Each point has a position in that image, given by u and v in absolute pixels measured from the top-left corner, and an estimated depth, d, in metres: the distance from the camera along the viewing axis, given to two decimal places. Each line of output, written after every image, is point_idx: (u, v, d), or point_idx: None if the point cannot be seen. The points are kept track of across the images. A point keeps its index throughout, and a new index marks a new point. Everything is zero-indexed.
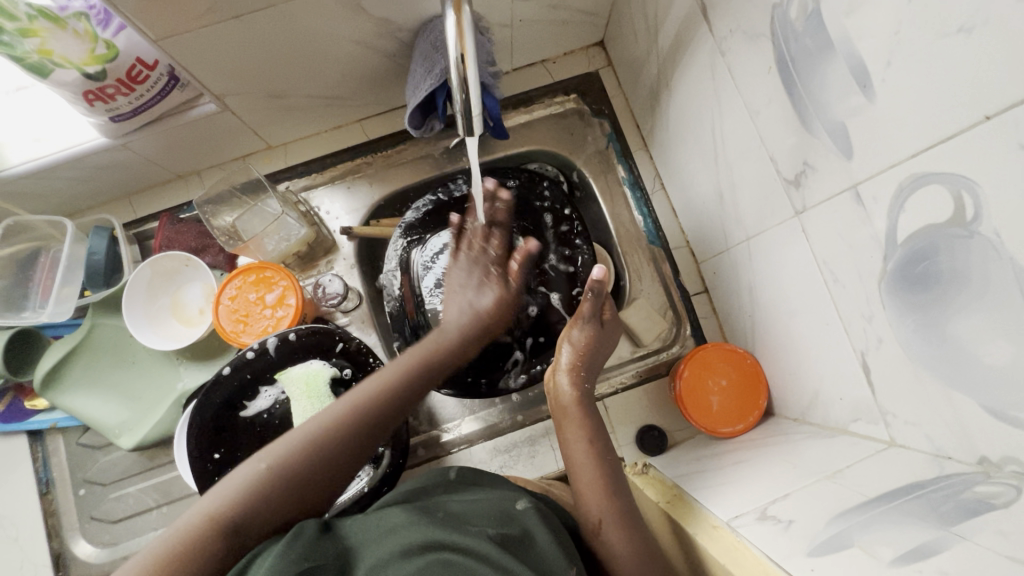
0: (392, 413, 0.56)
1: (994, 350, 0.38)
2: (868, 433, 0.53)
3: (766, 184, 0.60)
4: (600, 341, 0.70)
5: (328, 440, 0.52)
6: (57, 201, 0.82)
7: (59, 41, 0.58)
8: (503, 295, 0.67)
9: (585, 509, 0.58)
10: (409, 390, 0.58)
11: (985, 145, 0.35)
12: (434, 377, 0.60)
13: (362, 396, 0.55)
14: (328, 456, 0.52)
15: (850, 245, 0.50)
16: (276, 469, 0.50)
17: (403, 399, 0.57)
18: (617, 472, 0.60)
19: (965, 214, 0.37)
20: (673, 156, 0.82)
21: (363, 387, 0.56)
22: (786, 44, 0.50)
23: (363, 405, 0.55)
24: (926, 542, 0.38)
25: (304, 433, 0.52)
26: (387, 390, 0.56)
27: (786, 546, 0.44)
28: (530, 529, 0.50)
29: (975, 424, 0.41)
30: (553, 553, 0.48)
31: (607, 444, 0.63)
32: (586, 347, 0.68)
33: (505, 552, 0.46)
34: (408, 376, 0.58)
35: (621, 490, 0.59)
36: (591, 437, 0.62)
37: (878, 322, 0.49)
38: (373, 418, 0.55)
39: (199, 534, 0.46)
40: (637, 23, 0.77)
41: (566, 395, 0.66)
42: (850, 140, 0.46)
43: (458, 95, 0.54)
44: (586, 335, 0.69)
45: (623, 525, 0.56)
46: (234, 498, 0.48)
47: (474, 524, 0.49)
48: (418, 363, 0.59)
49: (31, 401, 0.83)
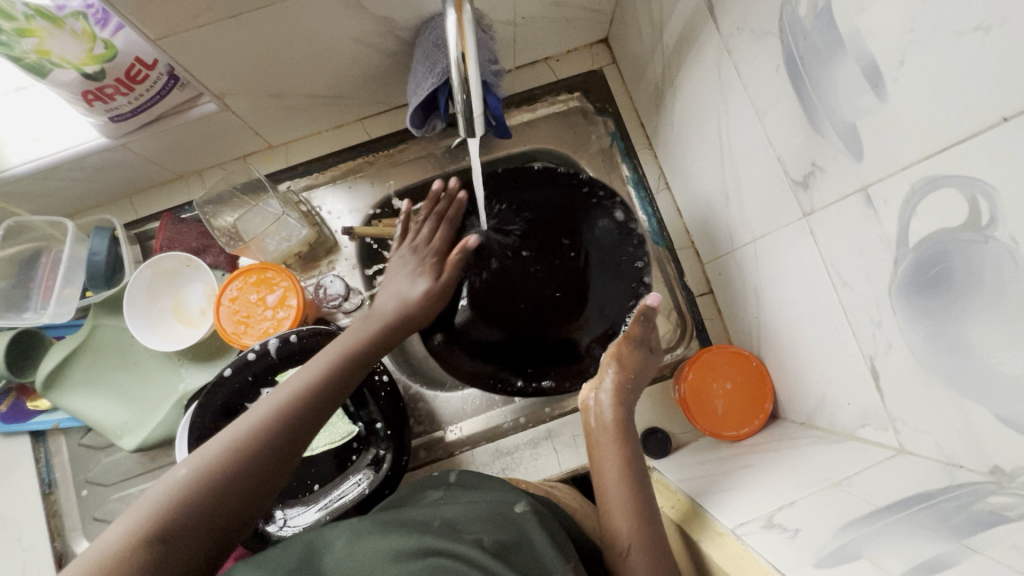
0: (320, 403, 0.54)
1: (1008, 359, 0.37)
2: (876, 440, 0.52)
3: (773, 184, 0.59)
4: (643, 366, 0.70)
5: (261, 436, 0.48)
6: (58, 201, 0.82)
7: (56, 41, 0.58)
8: (432, 289, 0.74)
9: (615, 534, 0.56)
10: (337, 377, 0.57)
11: (999, 147, 0.34)
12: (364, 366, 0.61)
13: (290, 389, 0.53)
14: (258, 454, 0.47)
15: (859, 248, 0.49)
16: (206, 472, 0.44)
17: (331, 389, 0.56)
18: (649, 497, 0.58)
19: (980, 218, 0.36)
20: (678, 155, 0.81)
21: (296, 378, 0.55)
22: (795, 42, 0.49)
23: (289, 399, 0.52)
24: (937, 555, 0.37)
25: (229, 435, 0.47)
26: (314, 379, 0.55)
27: (793, 555, 0.44)
28: (531, 532, 0.49)
29: (987, 433, 0.40)
30: (551, 556, 0.47)
31: (641, 469, 0.60)
32: (633, 367, 0.69)
33: (502, 561, 0.45)
34: (335, 366, 0.58)
35: (653, 517, 0.56)
36: (624, 462, 0.60)
37: (887, 328, 0.48)
38: (300, 411, 0.52)
39: (126, 558, 0.39)
40: (642, 20, 0.76)
41: (607, 417, 0.65)
42: (860, 141, 0.45)
43: (459, 95, 0.53)
44: (634, 358, 0.70)
45: (651, 555, 0.53)
46: (164, 508, 0.42)
47: (468, 532, 0.48)
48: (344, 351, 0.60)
49: (33, 402, 0.83)
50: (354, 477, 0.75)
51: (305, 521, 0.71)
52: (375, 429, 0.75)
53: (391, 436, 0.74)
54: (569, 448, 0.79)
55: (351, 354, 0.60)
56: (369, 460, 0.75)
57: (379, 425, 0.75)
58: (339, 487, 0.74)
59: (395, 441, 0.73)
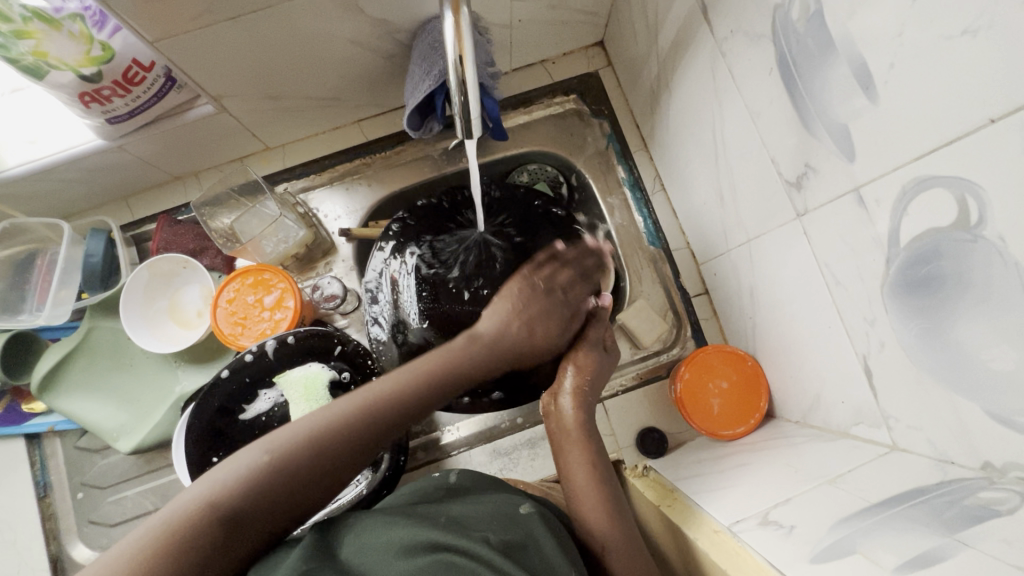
0: (407, 410, 0.56)
1: (998, 355, 0.37)
2: (870, 437, 0.53)
3: (766, 186, 0.60)
4: (599, 367, 0.70)
5: (344, 429, 0.52)
6: (54, 202, 0.82)
7: (54, 42, 0.58)
8: (557, 341, 0.70)
9: (590, 534, 0.57)
10: (430, 389, 0.59)
11: (988, 148, 0.35)
12: (454, 384, 0.62)
13: (385, 389, 0.56)
14: (336, 446, 0.51)
15: (852, 248, 0.49)
16: (285, 450, 0.49)
17: (421, 399, 0.58)
18: (618, 495, 0.61)
19: (970, 218, 0.37)
20: (673, 157, 0.82)
21: (386, 381, 0.57)
22: (787, 45, 0.50)
23: (381, 399, 0.55)
24: (931, 549, 0.37)
25: (314, 422, 0.51)
26: (408, 386, 0.58)
27: (788, 551, 0.44)
28: (535, 533, 0.50)
29: (978, 429, 0.41)
30: (556, 557, 0.48)
31: (608, 470, 0.63)
32: (589, 370, 0.69)
33: (509, 558, 0.45)
34: (431, 376, 0.60)
35: (625, 517, 0.59)
36: (590, 465, 0.62)
37: (880, 326, 0.48)
38: (388, 413, 0.55)
39: (194, 516, 0.44)
40: (637, 23, 0.76)
41: (568, 422, 0.65)
42: (852, 142, 0.45)
43: (457, 96, 0.54)
44: (589, 360, 0.70)
45: (626, 554, 0.55)
46: (235, 488, 0.46)
47: (476, 530, 0.48)
48: (444, 363, 0.62)
49: (28, 404, 0.82)
50: (351, 479, 0.74)
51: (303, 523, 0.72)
52: None
53: None
54: None
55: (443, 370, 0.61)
56: (367, 460, 0.74)
57: None
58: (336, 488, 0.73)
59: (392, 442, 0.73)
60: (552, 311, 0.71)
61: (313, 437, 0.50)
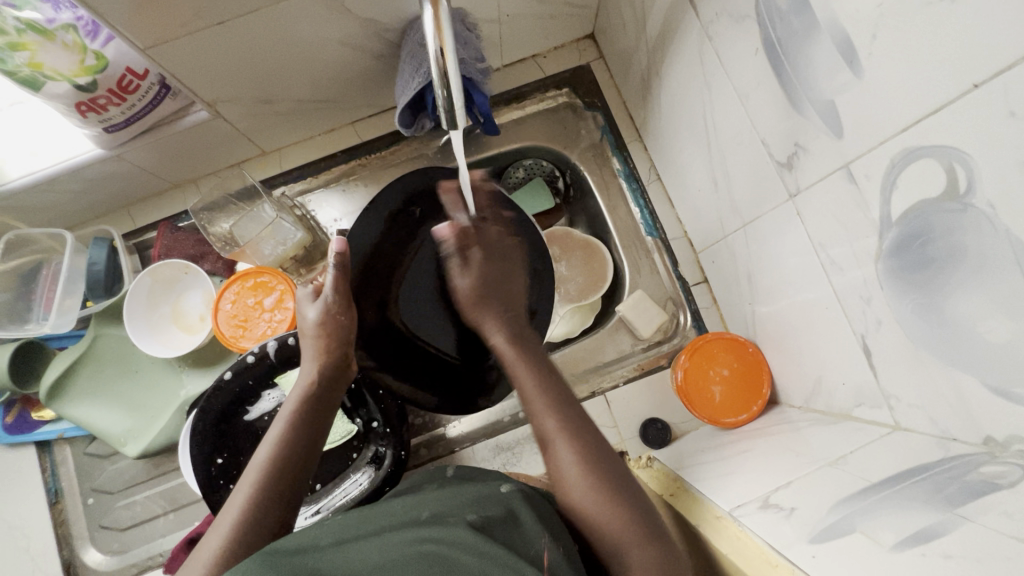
0: (283, 489, 0.54)
1: (994, 326, 0.37)
2: (872, 418, 0.52)
3: (759, 168, 0.59)
4: (502, 271, 0.70)
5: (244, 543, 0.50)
6: (58, 214, 0.83)
7: (48, 53, 0.59)
8: (327, 309, 0.66)
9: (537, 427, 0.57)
10: (298, 441, 0.58)
11: (974, 113, 0.34)
12: (319, 421, 0.61)
13: (247, 488, 0.54)
14: (254, 528, 0.51)
15: (846, 228, 0.49)
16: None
17: (295, 469, 0.56)
18: (555, 381, 0.59)
19: (958, 187, 0.36)
20: (667, 145, 0.81)
21: (258, 455, 0.56)
22: (771, 26, 0.50)
23: (251, 504, 0.53)
24: (930, 525, 0.37)
25: (224, 530, 0.51)
26: (274, 463, 0.55)
27: (788, 534, 0.44)
28: (518, 510, 0.49)
29: (978, 403, 0.40)
30: (537, 532, 0.47)
31: (547, 365, 0.62)
32: (494, 271, 0.69)
33: (483, 534, 0.45)
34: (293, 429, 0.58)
35: (561, 394, 0.58)
36: (539, 374, 0.60)
37: (876, 304, 0.48)
38: (269, 507, 0.53)
39: None
40: (626, 13, 0.76)
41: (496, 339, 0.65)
42: (839, 119, 0.45)
43: (440, 90, 0.53)
44: (484, 261, 0.70)
45: (572, 440, 0.54)
46: None
47: (453, 514, 0.48)
48: (296, 415, 0.59)
49: (38, 412, 0.84)
50: (355, 476, 0.75)
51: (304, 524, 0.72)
52: (374, 427, 0.76)
53: (390, 433, 0.75)
54: None
55: (306, 412, 0.60)
56: (370, 457, 0.76)
57: (377, 423, 0.76)
58: (341, 486, 0.75)
59: (394, 438, 0.74)
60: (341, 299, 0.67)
61: (225, 541, 0.50)
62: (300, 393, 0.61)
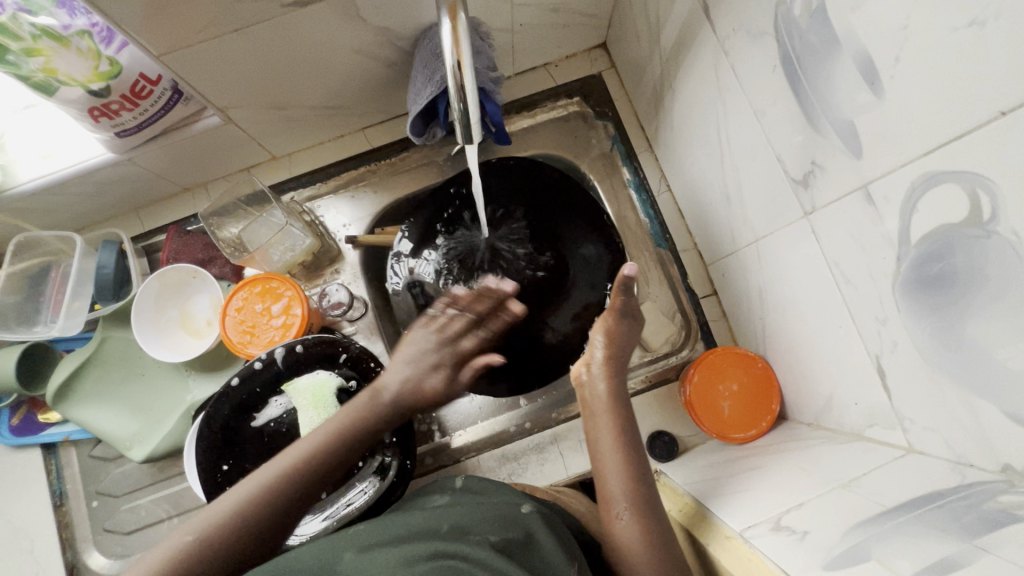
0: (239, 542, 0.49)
1: (1014, 354, 0.36)
2: (885, 439, 0.52)
3: (773, 184, 0.59)
4: (626, 338, 0.69)
5: None
6: (68, 216, 0.84)
7: (63, 59, 0.59)
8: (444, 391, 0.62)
9: (608, 496, 0.56)
10: (272, 504, 0.51)
11: (1000, 140, 0.34)
12: (308, 487, 0.53)
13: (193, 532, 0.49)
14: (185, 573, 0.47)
15: (862, 247, 0.48)
16: None
17: (236, 542, 0.49)
18: (641, 459, 0.58)
19: (982, 214, 0.36)
20: (678, 156, 0.81)
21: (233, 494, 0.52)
22: (791, 42, 0.49)
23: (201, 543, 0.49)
24: (948, 555, 0.36)
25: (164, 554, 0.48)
26: (225, 522, 0.50)
27: (800, 559, 0.43)
28: (537, 534, 0.49)
29: (997, 431, 0.40)
30: (558, 557, 0.47)
31: (636, 437, 0.60)
32: (619, 340, 0.68)
33: (506, 559, 0.45)
34: (274, 489, 0.52)
35: (640, 469, 0.57)
36: (624, 440, 0.59)
37: (892, 325, 0.47)
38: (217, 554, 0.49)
39: None
40: (639, 24, 0.76)
41: (601, 393, 0.63)
42: (859, 139, 0.45)
43: (456, 103, 0.53)
44: (621, 327, 0.68)
45: (644, 523, 0.53)
46: None
47: (475, 533, 0.48)
48: (285, 472, 0.53)
49: (44, 414, 0.84)
50: (360, 485, 0.75)
51: (312, 531, 0.72)
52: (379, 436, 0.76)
53: (397, 442, 0.74)
54: (576, 453, 0.78)
55: (298, 479, 0.53)
56: (375, 468, 0.75)
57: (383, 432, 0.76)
58: (346, 495, 0.75)
59: (400, 447, 0.73)
60: (436, 366, 0.63)
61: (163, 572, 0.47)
62: (297, 453, 0.54)
